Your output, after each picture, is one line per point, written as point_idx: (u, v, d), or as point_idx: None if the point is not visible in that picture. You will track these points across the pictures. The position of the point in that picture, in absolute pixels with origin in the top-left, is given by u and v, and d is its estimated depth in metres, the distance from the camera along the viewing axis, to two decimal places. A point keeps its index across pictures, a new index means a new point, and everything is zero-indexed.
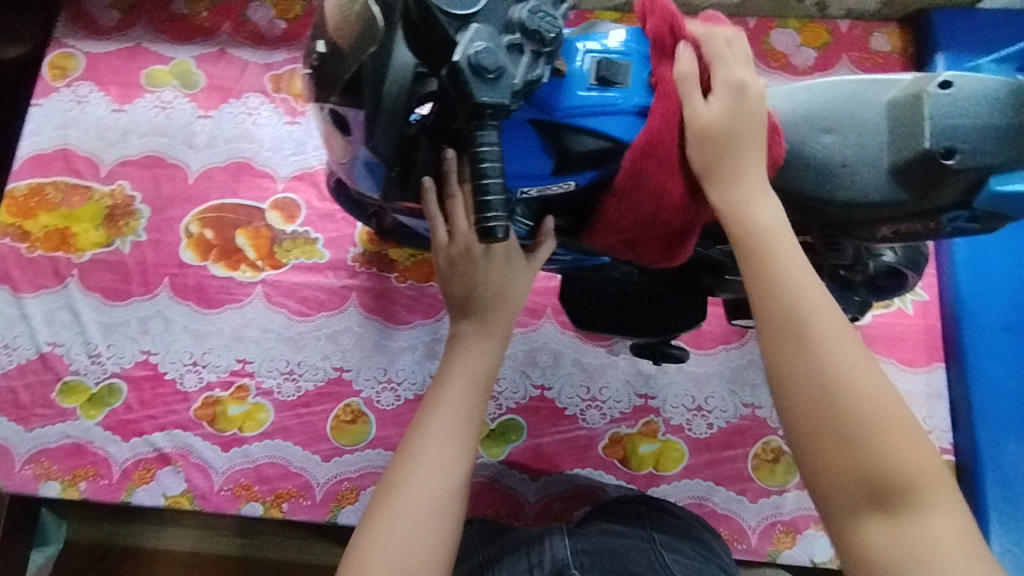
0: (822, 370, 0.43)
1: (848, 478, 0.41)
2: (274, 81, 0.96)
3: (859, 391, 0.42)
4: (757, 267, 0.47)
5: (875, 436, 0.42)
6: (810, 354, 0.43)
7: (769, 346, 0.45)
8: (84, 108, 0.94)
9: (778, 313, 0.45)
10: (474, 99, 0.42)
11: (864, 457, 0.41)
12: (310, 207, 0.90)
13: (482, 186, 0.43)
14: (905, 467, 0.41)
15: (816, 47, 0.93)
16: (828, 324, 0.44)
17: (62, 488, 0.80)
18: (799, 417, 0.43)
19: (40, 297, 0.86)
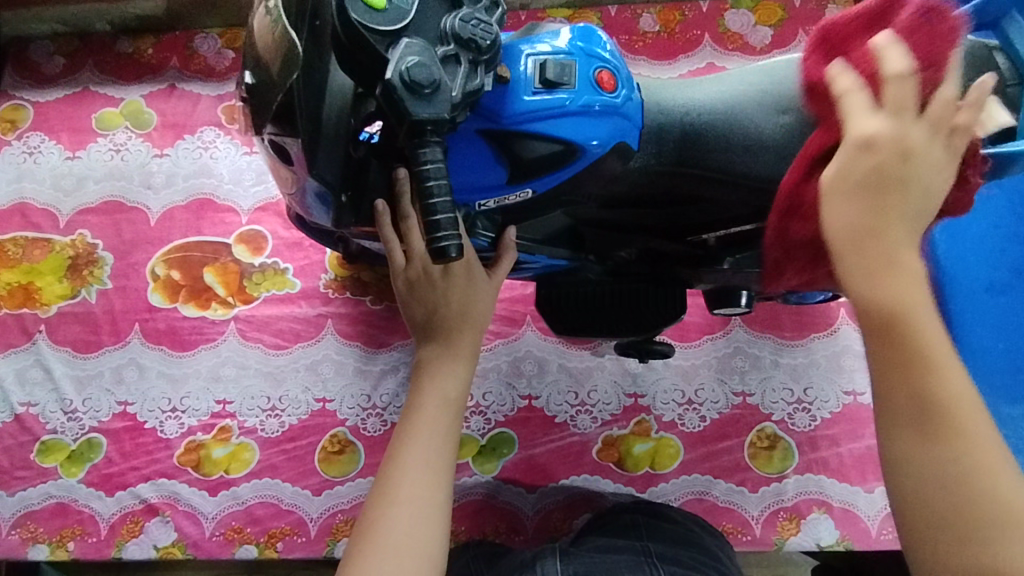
0: (948, 464, 0.38)
1: (938, 510, 0.38)
2: (228, 113, 0.94)
3: (960, 414, 0.38)
4: (889, 320, 0.38)
5: (990, 498, 0.37)
6: (925, 411, 0.38)
7: (887, 426, 0.39)
8: (37, 158, 0.92)
9: (890, 357, 0.38)
10: (411, 117, 0.41)
11: (969, 511, 0.37)
12: (276, 237, 0.88)
13: (430, 206, 0.42)
14: (1002, 507, 0.37)
15: (771, 25, 0.92)
16: (950, 379, 0.38)
17: (50, 550, 0.77)
18: (908, 465, 0.39)
19: (9, 357, 0.84)
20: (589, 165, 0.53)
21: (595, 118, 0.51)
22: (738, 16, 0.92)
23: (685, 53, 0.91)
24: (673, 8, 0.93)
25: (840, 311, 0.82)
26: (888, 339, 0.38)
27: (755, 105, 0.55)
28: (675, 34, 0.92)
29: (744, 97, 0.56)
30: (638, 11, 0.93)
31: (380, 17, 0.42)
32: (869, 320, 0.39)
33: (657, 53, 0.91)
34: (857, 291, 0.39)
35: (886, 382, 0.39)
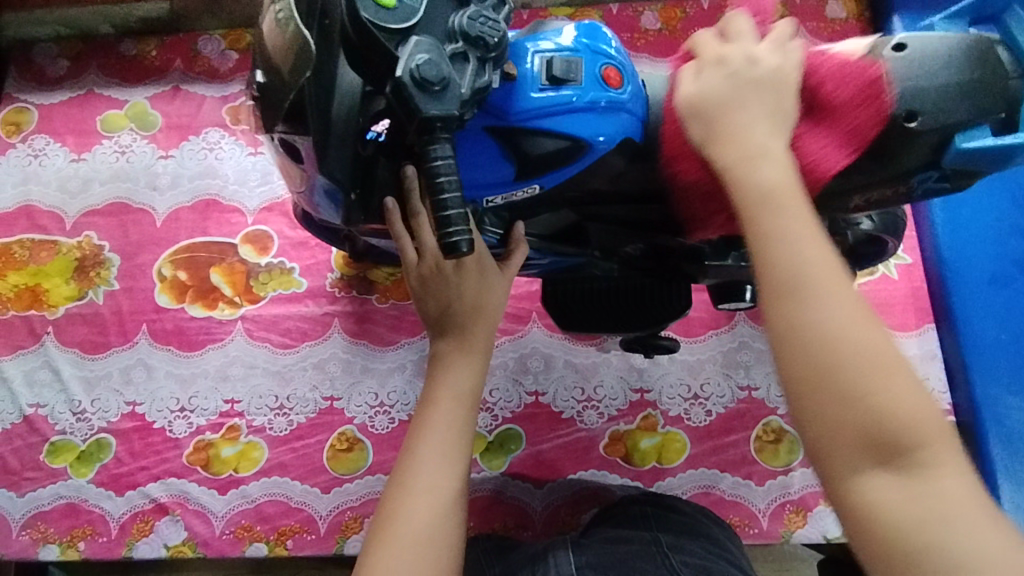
0: (830, 341, 0.39)
1: (819, 390, 0.39)
2: (232, 114, 0.94)
3: (833, 294, 0.40)
4: (771, 215, 0.42)
5: (884, 397, 0.38)
6: (813, 314, 0.39)
7: (768, 305, 0.41)
8: (42, 161, 0.92)
9: (767, 259, 0.41)
10: (422, 114, 0.41)
11: (855, 391, 0.38)
12: (282, 237, 0.89)
13: (441, 202, 0.42)
14: (888, 390, 0.38)
15: (772, 21, 0.92)
16: (831, 277, 0.40)
17: (61, 550, 0.78)
18: (798, 376, 0.40)
19: (17, 359, 0.84)
20: (596, 161, 0.53)
21: (601, 113, 0.51)
22: None
23: None
24: (675, 6, 0.93)
25: None
26: (769, 242, 0.41)
27: None
28: (676, 32, 0.92)
29: None
30: (639, 9, 0.93)
31: (390, 15, 0.42)
32: (746, 208, 0.43)
33: (660, 50, 0.92)
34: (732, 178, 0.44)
35: (772, 290, 0.41)
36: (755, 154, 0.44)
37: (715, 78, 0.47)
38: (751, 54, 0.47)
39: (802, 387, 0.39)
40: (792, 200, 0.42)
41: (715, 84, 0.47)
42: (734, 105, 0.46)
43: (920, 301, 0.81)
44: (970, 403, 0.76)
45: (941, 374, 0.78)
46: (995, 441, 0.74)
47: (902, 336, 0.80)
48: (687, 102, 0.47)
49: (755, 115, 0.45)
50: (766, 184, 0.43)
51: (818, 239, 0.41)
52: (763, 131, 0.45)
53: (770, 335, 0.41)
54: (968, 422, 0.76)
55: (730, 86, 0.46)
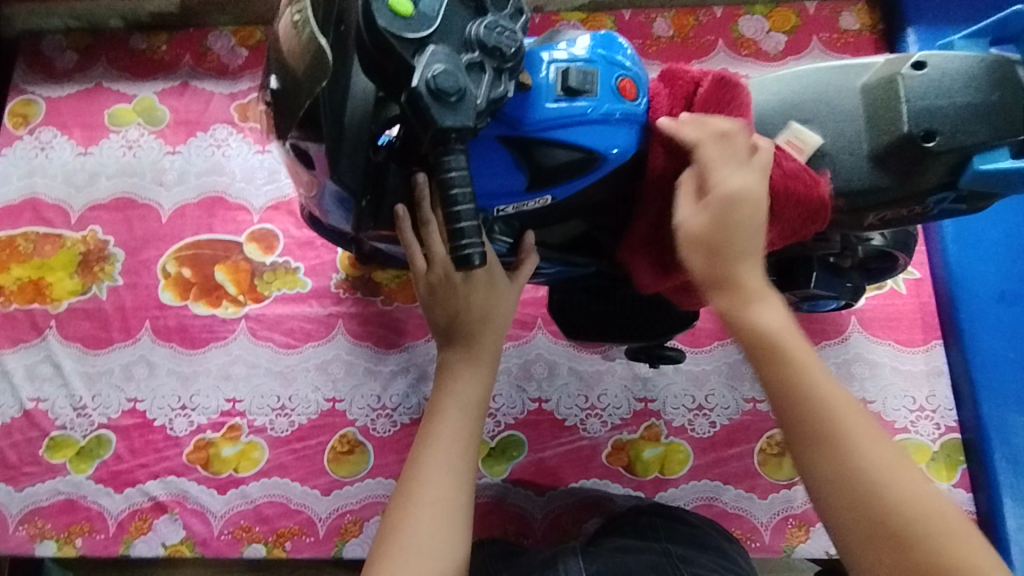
0: (866, 482, 0.42)
1: (862, 535, 0.42)
2: (241, 111, 0.94)
3: (858, 439, 0.43)
4: (791, 365, 0.44)
5: (931, 536, 0.41)
6: (847, 465, 0.42)
7: (799, 449, 0.44)
8: (48, 154, 0.92)
9: (792, 412, 0.44)
10: (437, 125, 0.41)
11: (897, 533, 0.41)
12: (288, 236, 0.89)
13: (454, 214, 0.42)
14: (930, 529, 0.41)
15: (785, 31, 0.92)
16: (855, 423, 0.43)
17: (58, 546, 0.77)
18: (842, 525, 0.42)
19: (19, 353, 0.84)
20: (608, 173, 0.53)
21: (615, 125, 0.51)
22: (752, 22, 0.93)
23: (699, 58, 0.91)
24: (687, 13, 0.93)
25: (851, 319, 0.81)
26: (791, 395, 0.44)
27: (771, 116, 0.52)
28: (688, 39, 0.92)
29: (765, 107, 0.53)
30: (652, 15, 0.93)
31: (407, 23, 0.42)
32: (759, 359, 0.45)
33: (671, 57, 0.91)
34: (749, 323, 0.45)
35: (804, 445, 0.43)
36: (764, 296, 0.46)
37: (722, 209, 0.46)
38: (750, 182, 0.47)
39: (858, 538, 0.42)
40: (800, 341, 0.45)
41: (722, 217, 0.46)
42: (738, 244, 0.46)
43: (928, 317, 0.81)
44: (976, 421, 0.75)
45: (948, 391, 0.78)
46: (999, 459, 0.73)
47: (909, 352, 0.79)
48: (695, 233, 0.47)
49: (751, 255, 0.46)
50: (778, 330, 0.45)
51: (832, 380, 0.44)
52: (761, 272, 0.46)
53: (810, 485, 0.43)
54: (973, 440, 0.75)
55: (734, 213, 0.46)
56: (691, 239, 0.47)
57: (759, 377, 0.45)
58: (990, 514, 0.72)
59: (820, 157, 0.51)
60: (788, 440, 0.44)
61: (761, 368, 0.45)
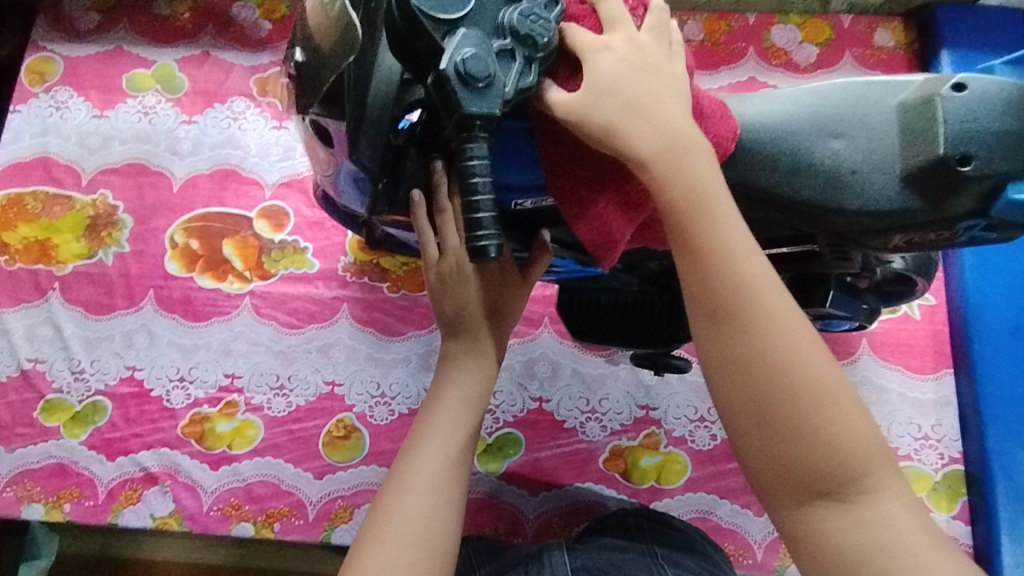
0: (763, 354, 0.41)
1: (747, 407, 0.41)
2: (260, 85, 0.93)
3: (764, 310, 0.41)
4: (703, 228, 0.42)
5: (826, 421, 0.40)
6: (750, 341, 0.41)
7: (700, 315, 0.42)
8: (64, 114, 0.91)
9: (701, 286, 0.42)
10: (462, 111, 0.40)
11: (786, 405, 0.40)
12: (299, 215, 0.88)
13: (473, 203, 0.41)
14: (824, 410, 0.40)
15: (818, 43, 0.91)
16: (769, 300, 0.41)
17: (45, 510, 0.77)
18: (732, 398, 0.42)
19: (20, 312, 0.83)
20: None
21: None
22: (785, 32, 0.91)
23: (729, 65, 0.90)
24: (719, 19, 0.92)
25: (861, 341, 0.79)
26: (700, 263, 0.42)
27: (803, 127, 0.51)
28: (718, 45, 0.91)
29: (796, 117, 0.51)
30: (684, 18, 0.91)
31: (439, 4, 0.40)
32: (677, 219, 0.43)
33: (700, 62, 0.90)
34: (664, 184, 0.43)
35: (707, 316, 0.42)
36: (687, 155, 0.43)
37: (596, 75, 0.43)
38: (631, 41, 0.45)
39: (748, 420, 0.41)
40: (721, 207, 0.43)
41: (597, 86, 0.43)
42: (636, 112, 0.43)
43: (940, 344, 0.79)
44: (980, 455, 0.74)
45: (954, 421, 0.77)
46: (1001, 494, 0.72)
47: (919, 379, 0.78)
48: (576, 104, 0.43)
49: (659, 106, 0.44)
50: (697, 188, 0.43)
51: (750, 249, 0.42)
52: (678, 128, 0.44)
53: (706, 360, 0.43)
54: (976, 473, 0.74)
55: (621, 77, 0.43)
56: (567, 113, 0.43)
57: (673, 238, 0.43)
58: (988, 549, 0.71)
59: (849, 174, 0.49)
60: (692, 310, 0.43)
61: (678, 233, 0.43)
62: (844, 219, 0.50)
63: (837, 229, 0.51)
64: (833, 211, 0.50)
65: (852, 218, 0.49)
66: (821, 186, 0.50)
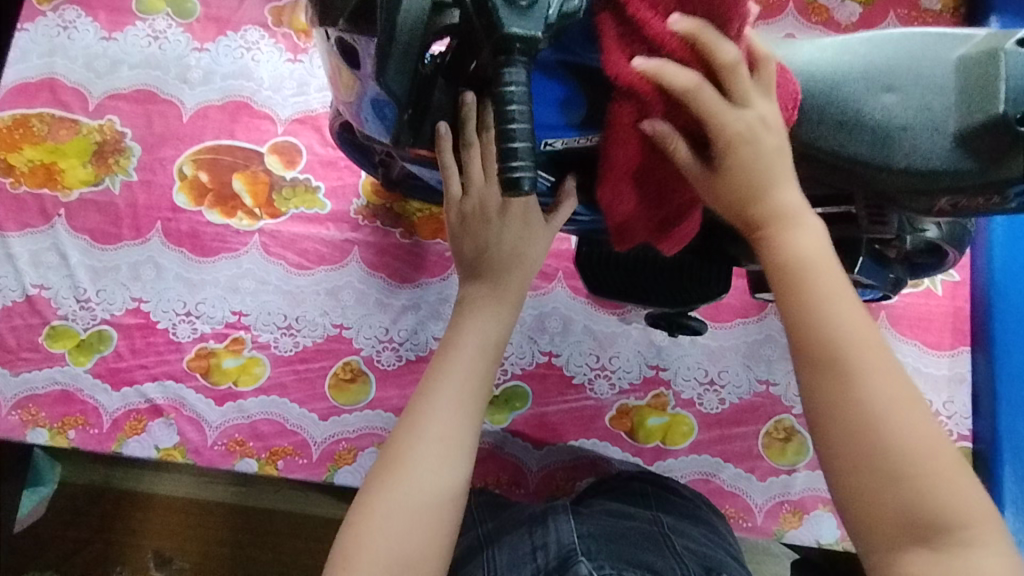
0: (867, 404, 0.42)
1: (854, 459, 0.42)
2: (275, 14, 0.89)
3: (869, 362, 0.43)
4: (819, 287, 0.44)
5: (926, 476, 0.41)
6: (853, 391, 0.42)
7: (808, 369, 0.43)
8: (71, 34, 0.87)
9: (811, 340, 0.43)
10: (502, 31, 0.39)
11: (888, 459, 0.41)
12: (311, 153, 0.85)
13: (507, 131, 0.40)
14: (926, 466, 0.41)
15: (861, 2, 0.86)
16: (874, 355, 0.43)
17: (50, 436, 0.77)
18: (835, 446, 0.42)
19: (25, 236, 0.81)
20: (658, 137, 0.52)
21: None
22: None
23: (767, 20, 0.86)
24: None
25: (880, 314, 0.78)
26: (807, 313, 0.44)
27: (855, 78, 0.48)
28: None
29: (847, 68, 0.49)
30: None
31: None
32: (785, 273, 0.45)
33: None
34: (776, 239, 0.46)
35: (814, 370, 0.43)
36: (794, 224, 0.46)
37: (737, 155, 0.46)
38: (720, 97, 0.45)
39: (859, 471, 0.41)
40: (829, 268, 0.45)
41: (732, 162, 0.46)
42: (759, 179, 0.46)
43: (959, 321, 0.78)
44: (990, 433, 0.74)
45: (966, 399, 0.76)
46: (1008, 473, 0.72)
47: (935, 355, 0.77)
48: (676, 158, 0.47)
49: (784, 180, 0.46)
50: (808, 254, 0.45)
51: (861, 309, 0.44)
52: (789, 191, 0.47)
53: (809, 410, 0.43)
54: (984, 451, 0.74)
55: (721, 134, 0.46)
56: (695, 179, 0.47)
57: (781, 291, 0.45)
58: None
59: (898, 130, 0.47)
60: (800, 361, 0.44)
61: (786, 288, 0.45)
62: (889, 178, 0.48)
63: (879, 188, 0.49)
64: (878, 168, 0.47)
65: (898, 177, 0.47)
66: (870, 141, 0.47)
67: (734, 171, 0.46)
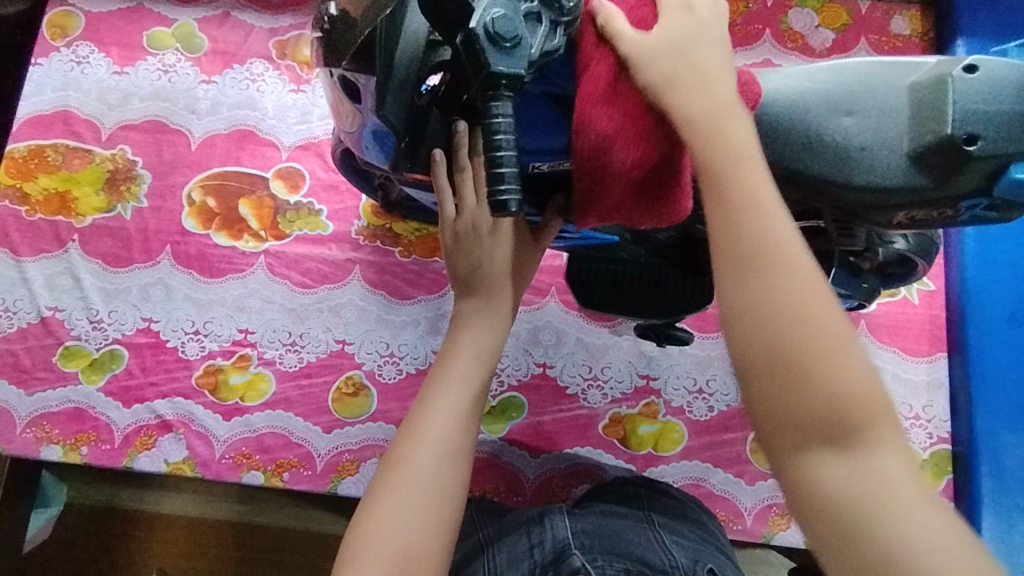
0: (781, 297, 0.41)
1: (760, 348, 0.41)
2: (280, 48, 0.94)
3: (781, 246, 0.42)
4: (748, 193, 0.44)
5: (843, 377, 0.40)
6: (769, 280, 0.42)
7: (723, 265, 0.43)
8: (84, 69, 0.92)
9: (728, 236, 0.43)
10: (489, 69, 0.43)
11: (795, 350, 0.41)
12: (314, 177, 0.89)
13: (495, 158, 0.44)
14: (827, 349, 0.41)
15: (834, 28, 0.92)
16: (788, 249, 0.42)
17: (63, 452, 0.80)
18: (747, 343, 0.42)
19: (40, 261, 0.85)
20: None
21: None
22: (802, 15, 0.92)
23: (745, 46, 0.91)
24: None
25: (860, 322, 0.81)
26: (730, 208, 0.44)
27: (817, 104, 0.52)
28: (736, 25, 0.91)
29: (809, 95, 0.53)
30: None
31: None
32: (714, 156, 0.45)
33: None
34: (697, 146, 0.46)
35: (728, 265, 0.43)
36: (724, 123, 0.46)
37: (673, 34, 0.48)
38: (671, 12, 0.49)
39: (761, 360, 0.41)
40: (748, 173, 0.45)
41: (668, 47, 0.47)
42: (682, 82, 0.47)
43: (936, 328, 0.81)
44: (968, 434, 0.77)
45: (945, 403, 0.79)
46: (985, 474, 0.75)
47: (913, 361, 0.80)
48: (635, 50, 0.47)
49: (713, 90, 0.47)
50: (735, 147, 0.45)
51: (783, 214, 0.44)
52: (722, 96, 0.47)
53: (725, 308, 0.43)
54: (962, 452, 0.77)
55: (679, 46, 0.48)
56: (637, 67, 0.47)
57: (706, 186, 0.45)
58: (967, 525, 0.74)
59: (857, 151, 0.51)
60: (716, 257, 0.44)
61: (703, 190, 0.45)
62: (851, 194, 0.52)
63: (844, 204, 0.53)
64: (841, 186, 0.52)
65: (859, 193, 0.52)
66: (831, 161, 0.52)
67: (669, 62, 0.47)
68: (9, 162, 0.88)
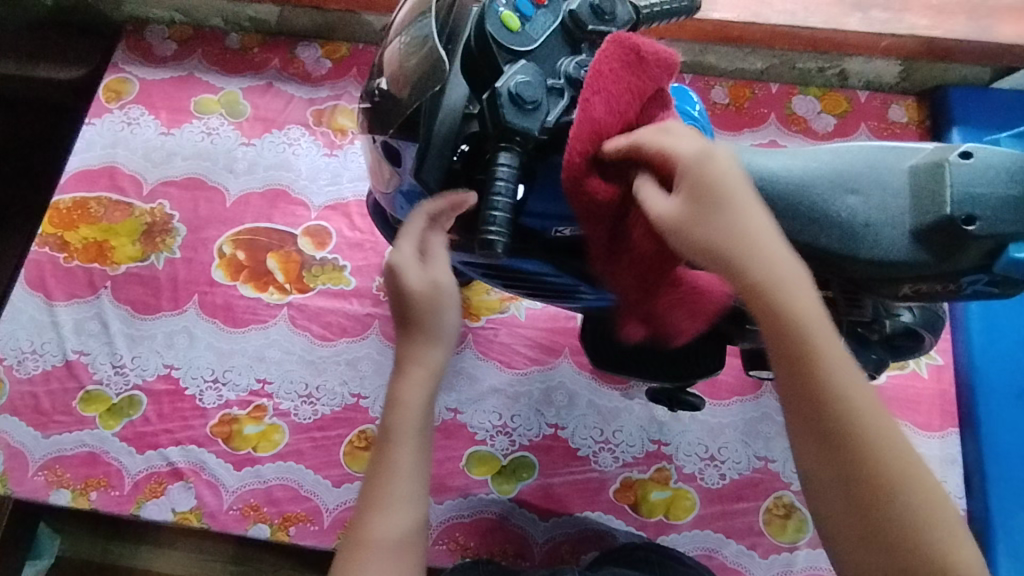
0: (879, 460, 0.41)
1: (838, 497, 0.42)
2: (317, 116, 1.01)
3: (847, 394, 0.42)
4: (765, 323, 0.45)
5: (930, 531, 0.41)
6: (853, 444, 0.42)
7: (799, 423, 0.43)
8: (134, 129, 0.99)
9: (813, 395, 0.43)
10: (506, 124, 0.47)
11: (884, 499, 0.41)
12: (340, 235, 0.94)
13: (491, 200, 0.46)
14: (916, 496, 0.41)
15: (835, 114, 0.98)
16: (867, 410, 0.42)
17: (72, 496, 0.80)
18: (824, 490, 0.43)
19: (72, 306, 0.88)
20: None
21: None
22: (805, 102, 0.98)
23: (752, 128, 0.97)
24: (744, 86, 0.99)
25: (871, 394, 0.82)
26: (797, 351, 0.43)
27: (824, 181, 0.56)
28: (743, 109, 0.98)
29: (814, 172, 0.57)
30: (711, 84, 0.99)
31: (516, 39, 0.49)
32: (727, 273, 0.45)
33: (725, 123, 0.97)
34: (701, 236, 0.45)
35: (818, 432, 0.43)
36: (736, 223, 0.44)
37: (696, 180, 0.45)
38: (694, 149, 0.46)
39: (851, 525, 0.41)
40: (792, 279, 0.44)
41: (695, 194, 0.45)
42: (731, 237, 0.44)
43: (947, 403, 0.82)
44: (983, 512, 0.76)
45: (959, 479, 0.79)
46: (1001, 552, 0.74)
47: (925, 435, 0.80)
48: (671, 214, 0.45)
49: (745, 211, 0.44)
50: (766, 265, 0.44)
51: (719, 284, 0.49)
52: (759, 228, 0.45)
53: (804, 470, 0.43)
54: (977, 531, 0.76)
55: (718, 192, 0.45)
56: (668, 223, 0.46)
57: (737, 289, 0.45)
58: None
59: (862, 227, 0.54)
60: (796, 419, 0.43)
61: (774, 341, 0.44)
62: (858, 266, 0.55)
63: (850, 274, 0.56)
64: (848, 258, 0.55)
65: (865, 265, 0.55)
66: (838, 237, 0.55)
67: (709, 217, 0.45)
68: (54, 213, 0.93)
